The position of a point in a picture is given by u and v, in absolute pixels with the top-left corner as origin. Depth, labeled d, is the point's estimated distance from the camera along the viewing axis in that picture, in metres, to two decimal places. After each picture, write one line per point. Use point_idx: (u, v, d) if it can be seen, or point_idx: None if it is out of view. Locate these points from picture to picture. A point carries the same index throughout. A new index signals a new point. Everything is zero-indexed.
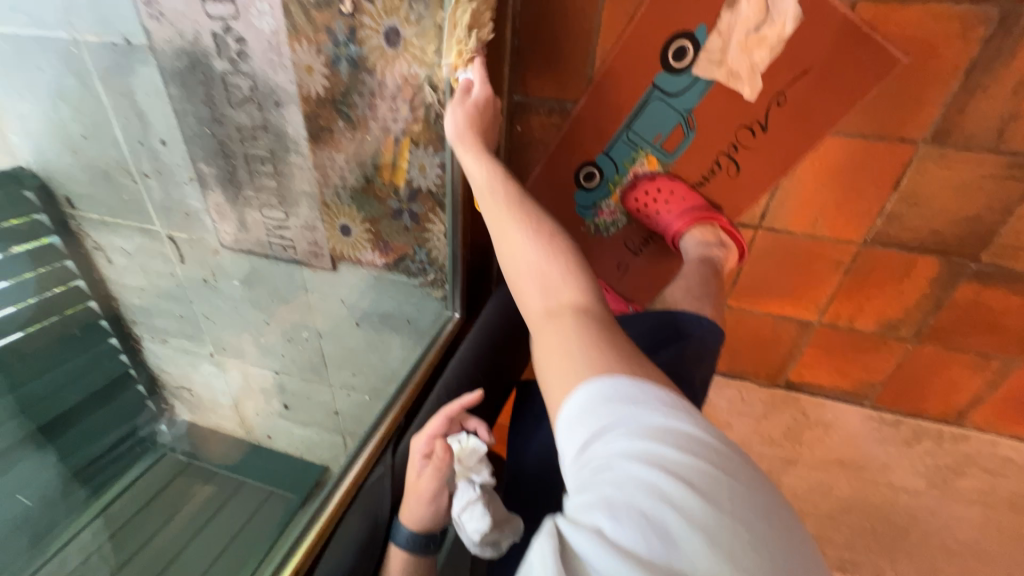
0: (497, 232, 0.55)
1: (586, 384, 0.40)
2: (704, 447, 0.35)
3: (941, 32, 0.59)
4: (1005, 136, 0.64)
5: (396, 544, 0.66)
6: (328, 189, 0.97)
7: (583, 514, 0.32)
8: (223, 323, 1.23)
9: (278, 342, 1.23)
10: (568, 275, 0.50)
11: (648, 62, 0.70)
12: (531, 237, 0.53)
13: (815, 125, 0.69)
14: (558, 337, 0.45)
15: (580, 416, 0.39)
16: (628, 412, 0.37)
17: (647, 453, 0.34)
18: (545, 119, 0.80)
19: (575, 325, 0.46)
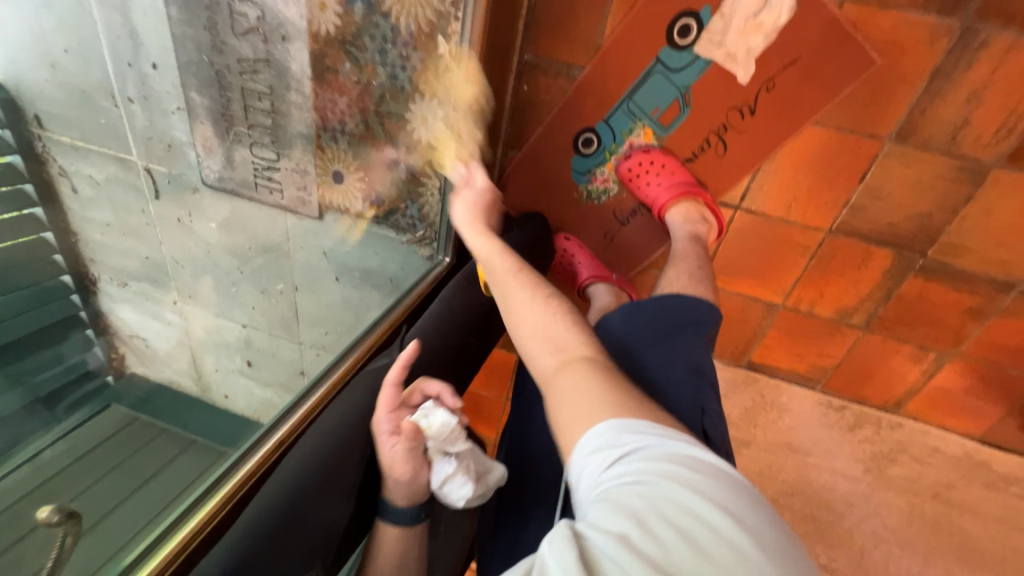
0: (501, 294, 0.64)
1: (599, 420, 0.44)
2: (722, 475, 0.38)
3: (913, 38, 0.67)
4: (957, 140, 0.72)
5: (383, 524, 0.59)
6: (325, 132, 0.91)
7: (604, 520, 0.35)
8: (193, 268, 1.16)
9: (249, 292, 1.18)
10: (567, 330, 0.55)
11: (653, 37, 0.76)
12: (537, 299, 0.60)
13: (798, 113, 0.75)
14: (570, 377, 0.50)
15: (595, 448, 0.42)
16: (643, 441, 0.41)
17: (663, 475, 0.37)
18: (551, 82, 0.84)
19: (578, 366, 0.51)
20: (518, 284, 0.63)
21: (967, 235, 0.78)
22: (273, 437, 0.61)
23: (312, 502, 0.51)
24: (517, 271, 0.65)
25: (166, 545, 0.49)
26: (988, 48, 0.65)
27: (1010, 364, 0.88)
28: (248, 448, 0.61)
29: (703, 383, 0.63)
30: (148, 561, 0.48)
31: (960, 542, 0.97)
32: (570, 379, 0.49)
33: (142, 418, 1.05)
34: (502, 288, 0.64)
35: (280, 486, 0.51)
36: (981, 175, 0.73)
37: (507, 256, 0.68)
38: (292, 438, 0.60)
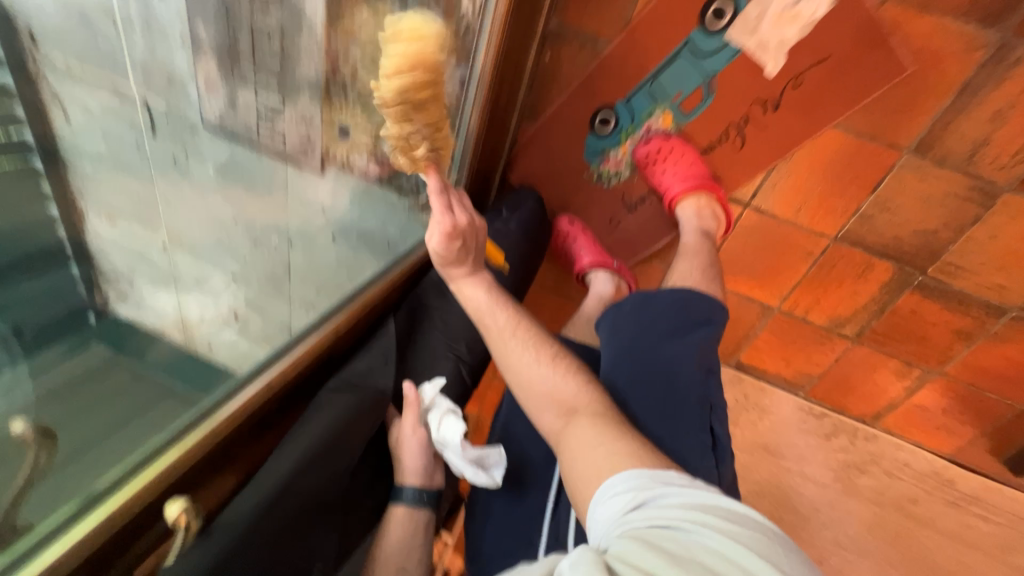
0: (499, 351, 0.59)
1: (621, 469, 0.44)
2: (750, 519, 0.37)
3: (947, 49, 0.66)
4: (975, 159, 0.71)
5: (397, 504, 0.65)
6: (335, 82, 0.88)
7: (635, 555, 0.35)
8: (185, 214, 1.11)
9: (243, 244, 1.13)
10: (578, 393, 0.54)
11: (686, 17, 0.73)
12: (541, 360, 0.56)
13: (820, 115, 0.74)
14: (579, 436, 0.49)
15: (620, 490, 0.42)
16: (670, 487, 0.41)
17: (694, 522, 0.37)
18: (575, 53, 0.81)
19: (586, 425, 0.50)
20: (517, 340, 0.58)
21: (969, 256, 0.78)
22: (266, 376, 0.58)
23: (303, 488, 0.53)
24: (515, 324, 0.59)
25: (144, 471, 0.47)
26: (1020, 67, 0.64)
27: (991, 389, 0.89)
28: (234, 386, 0.58)
29: (699, 374, 0.63)
30: (132, 482, 0.45)
31: (917, 556, 1.00)
32: (576, 441, 0.49)
33: (123, 360, 0.97)
34: (498, 346, 0.59)
35: (286, 463, 0.52)
36: (993, 197, 0.73)
37: (502, 305, 0.61)
38: (284, 377, 0.59)
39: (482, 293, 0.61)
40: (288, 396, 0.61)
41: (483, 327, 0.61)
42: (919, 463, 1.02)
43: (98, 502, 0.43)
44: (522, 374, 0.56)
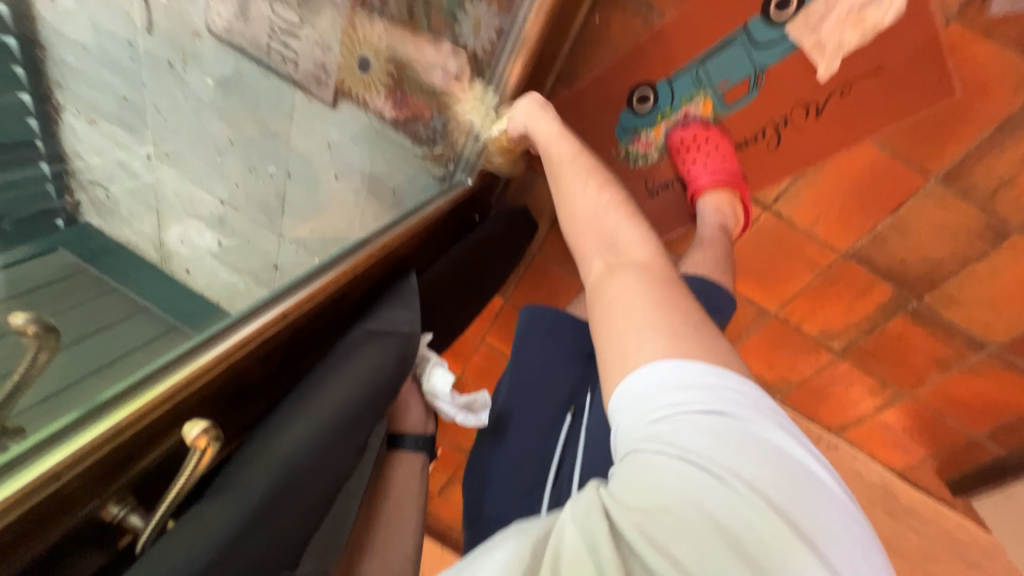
0: (556, 175, 0.62)
1: (660, 379, 0.41)
2: (753, 445, 0.38)
3: (999, 80, 0.65)
4: (996, 198, 0.72)
5: (398, 453, 0.62)
6: (361, 7, 0.82)
7: (631, 477, 0.38)
8: (175, 125, 1.01)
9: (235, 167, 1.03)
10: (621, 230, 0.55)
11: (748, 3, 0.70)
12: (596, 190, 0.59)
13: (856, 128, 0.74)
14: (618, 286, 0.50)
15: (642, 398, 0.41)
16: (679, 403, 0.40)
17: (696, 444, 0.38)
18: (626, 21, 0.77)
19: (627, 276, 0.50)
20: (577, 168, 0.61)
21: (965, 290, 0.81)
22: (279, 307, 0.54)
23: (331, 451, 0.47)
24: (580, 155, 0.62)
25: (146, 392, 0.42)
26: None
27: (951, 416, 0.95)
28: (232, 321, 0.53)
29: None
30: (139, 395, 0.41)
31: None
32: (618, 283, 0.50)
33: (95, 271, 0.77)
34: (557, 172, 0.63)
35: (323, 418, 0.48)
36: (1003, 236, 0.75)
37: (570, 137, 0.64)
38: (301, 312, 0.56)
39: (553, 126, 0.65)
40: (302, 328, 0.57)
41: (547, 156, 0.64)
42: (870, 475, 1.09)
43: (94, 417, 0.39)
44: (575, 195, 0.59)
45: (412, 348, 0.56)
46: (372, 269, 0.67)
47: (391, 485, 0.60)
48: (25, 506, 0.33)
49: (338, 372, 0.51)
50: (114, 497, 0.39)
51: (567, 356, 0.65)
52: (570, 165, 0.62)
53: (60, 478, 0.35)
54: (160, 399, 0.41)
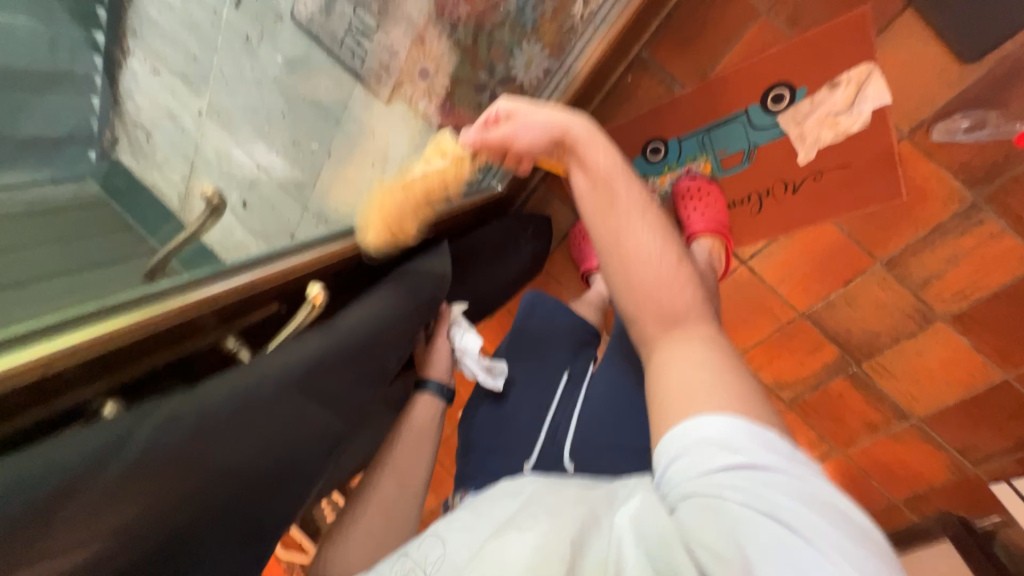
0: (612, 225, 0.57)
1: (716, 423, 0.40)
2: (837, 512, 0.36)
3: (937, 193, 0.81)
4: (926, 286, 0.87)
5: (421, 395, 0.70)
6: (433, 27, 0.96)
7: (706, 525, 0.35)
8: (235, 91, 1.11)
9: (282, 137, 1.12)
10: (690, 300, 0.53)
11: (750, 93, 0.87)
12: (660, 249, 0.56)
13: (825, 210, 0.88)
14: (685, 346, 0.49)
15: (702, 440, 0.40)
16: (758, 451, 0.38)
17: (781, 503, 0.35)
18: (652, 85, 0.94)
19: (696, 341, 0.49)
20: (648, 220, 0.57)
21: (896, 363, 0.94)
22: (356, 236, 0.66)
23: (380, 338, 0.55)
24: (642, 207, 0.58)
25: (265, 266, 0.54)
26: (979, 227, 0.80)
27: (877, 478, 1.06)
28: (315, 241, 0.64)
29: None
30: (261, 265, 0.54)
31: None
32: (682, 346, 0.49)
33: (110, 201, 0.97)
34: (615, 218, 0.57)
35: (376, 312, 0.56)
36: (929, 321, 0.89)
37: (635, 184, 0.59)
38: (374, 243, 0.66)
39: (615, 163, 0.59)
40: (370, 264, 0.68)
41: (600, 193, 0.58)
42: None
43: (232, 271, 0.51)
44: (634, 246, 0.55)
45: (445, 284, 0.67)
46: (423, 233, 0.77)
47: (411, 420, 0.68)
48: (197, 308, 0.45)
49: (392, 284, 0.62)
50: (234, 334, 0.50)
51: (558, 341, 0.76)
52: (621, 181, 0.59)
53: (222, 300, 0.47)
54: (270, 276, 0.52)
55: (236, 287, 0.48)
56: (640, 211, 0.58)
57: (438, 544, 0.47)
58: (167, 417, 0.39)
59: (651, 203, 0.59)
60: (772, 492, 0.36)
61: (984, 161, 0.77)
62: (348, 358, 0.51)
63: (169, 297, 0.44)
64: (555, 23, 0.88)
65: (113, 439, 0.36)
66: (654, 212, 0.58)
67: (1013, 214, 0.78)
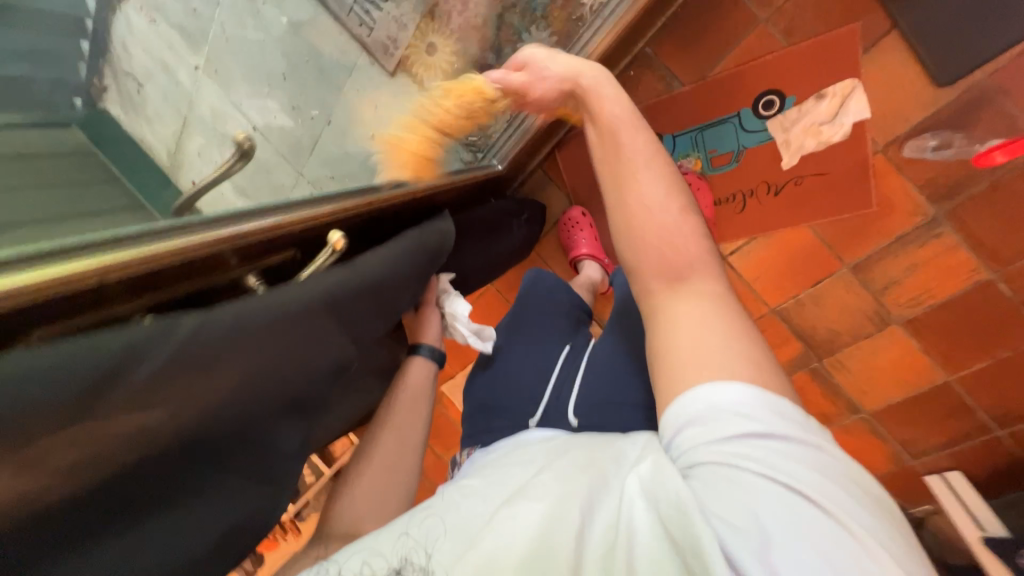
0: (620, 167, 0.53)
1: (733, 390, 0.38)
2: (847, 478, 0.36)
3: (904, 205, 0.88)
4: (886, 291, 0.94)
5: (413, 360, 0.71)
6: (443, 4, 0.98)
7: (722, 503, 0.34)
8: (234, 48, 1.09)
9: (281, 101, 1.10)
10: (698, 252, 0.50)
11: (742, 97, 0.92)
12: (667, 192, 0.52)
13: (802, 213, 0.94)
14: (694, 300, 0.46)
15: (718, 410, 0.38)
16: (776, 422, 0.37)
17: (797, 474, 0.35)
18: (653, 80, 0.98)
19: (703, 295, 0.46)
20: (652, 168, 0.52)
21: (853, 360, 1.02)
22: (367, 196, 0.68)
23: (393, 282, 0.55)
24: (650, 156, 0.53)
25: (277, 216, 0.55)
26: (937, 239, 0.88)
27: None
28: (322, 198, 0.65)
29: None
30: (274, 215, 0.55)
31: None
32: (693, 301, 0.46)
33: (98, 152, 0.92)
34: (622, 160, 0.53)
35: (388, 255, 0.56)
36: (885, 323, 0.97)
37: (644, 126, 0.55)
38: (380, 204, 0.68)
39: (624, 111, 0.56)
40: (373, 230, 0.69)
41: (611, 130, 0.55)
42: None
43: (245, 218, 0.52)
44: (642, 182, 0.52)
45: (449, 237, 0.68)
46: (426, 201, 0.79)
47: (407, 383, 0.69)
48: (215, 245, 0.45)
49: (397, 236, 0.61)
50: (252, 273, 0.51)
51: (545, 315, 0.79)
52: (629, 130, 0.54)
53: (246, 239, 0.49)
54: (287, 222, 0.53)
55: (255, 228, 0.50)
56: (658, 175, 0.52)
57: (438, 520, 0.46)
58: (200, 319, 0.36)
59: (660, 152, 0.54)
60: (786, 463, 0.35)
61: (949, 177, 0.84)
62: (346, 300, 0.48)
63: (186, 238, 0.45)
64: (564, 11, 0.90)
65: (151, 331, 0.33)
66: (666, 165, 0.53)
67: (967, 230, 0.85)
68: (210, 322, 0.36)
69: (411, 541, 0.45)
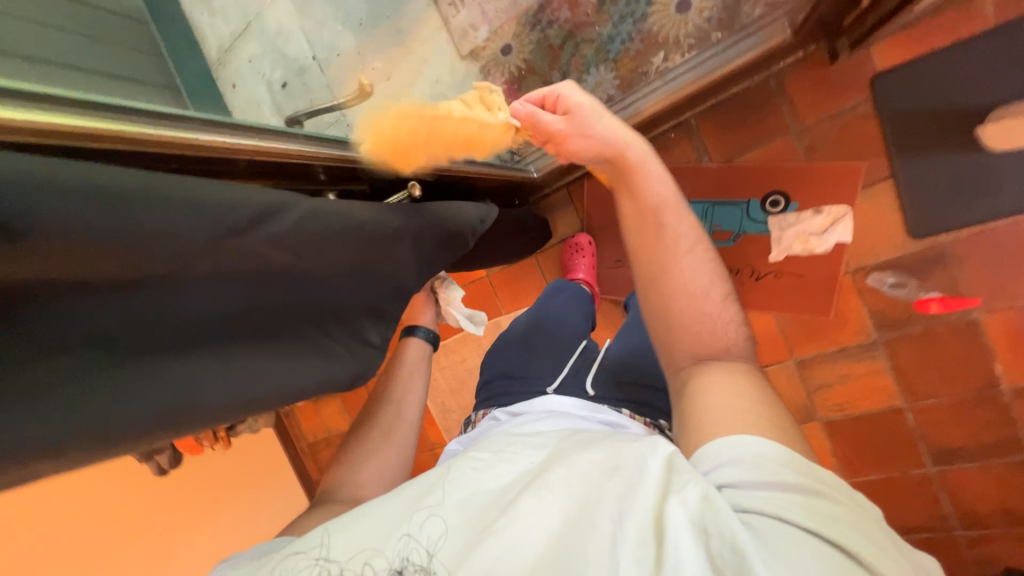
0: (650, 254, 0.55)
1: (766, 437, 0.38)
2: (895, 541, 0.33)
3: (854, 324, 1.02)
4: (819, 391, 1.07)
5: (411, 339, 0.80)
6: (534, 15, 1.02)
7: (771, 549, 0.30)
8: None
9: (346, 38, 1.09)
10: (728, 324, 0.51)
11: (754, 189, 1.04)
12: (700, 268, 0.54)
13: (772, 303, 1.07)
14: (726, 374, 0.46)
15: (747, 458, 0.36)
16: (812, 472, 0.35)
17: (848, 527, 0.32)
18: (687, 148, 1.09)
19: (733, 369, 0.46)
20: (691, 253, 0.54)
21: None
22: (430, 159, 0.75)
23: (446, 238, 0.59)
24: (690, 241, 0.55)
25: (355, 150, 0.62)
26: (871, 360, 1.02)
27: None
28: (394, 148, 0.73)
29: None
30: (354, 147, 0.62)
31: None
32: (724, 374, 0.46)
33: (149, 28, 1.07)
34: (661, 247, 0.55)
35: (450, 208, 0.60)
36: (809, 419, 1.09)
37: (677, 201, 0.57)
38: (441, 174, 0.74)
39: (666, 186, 0.57)
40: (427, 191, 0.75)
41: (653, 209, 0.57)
42: None
43: (329, 141, 0.59)
44: (673, 267, 0.54)
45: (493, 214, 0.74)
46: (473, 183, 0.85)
47: (402, 359, 0.79)
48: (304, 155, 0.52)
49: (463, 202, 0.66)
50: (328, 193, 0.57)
51: (535, 313, 0.88)
52: (672, 212, 0.56)
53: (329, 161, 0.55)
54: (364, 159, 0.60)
55: (343, 155, 0.56)
56: (690, 242, 0.55)
57: (438, 518, 0.42)
58: (315, 206, 0.41)
59: (696, 230, 0.57)
60: (821, 514, 0.32)
61: (894, 312, 0.98)
62: (410, 234, 0.53)
63: (281, 140, 0.51)
64: (630, 62, 0.99)
65: (274, 201, 0.37)
66: (707, 250, 0.55)
67: (896, 359, 1.00)
68: (312, 211, 0.41)
69: (411, 541, 0.42)
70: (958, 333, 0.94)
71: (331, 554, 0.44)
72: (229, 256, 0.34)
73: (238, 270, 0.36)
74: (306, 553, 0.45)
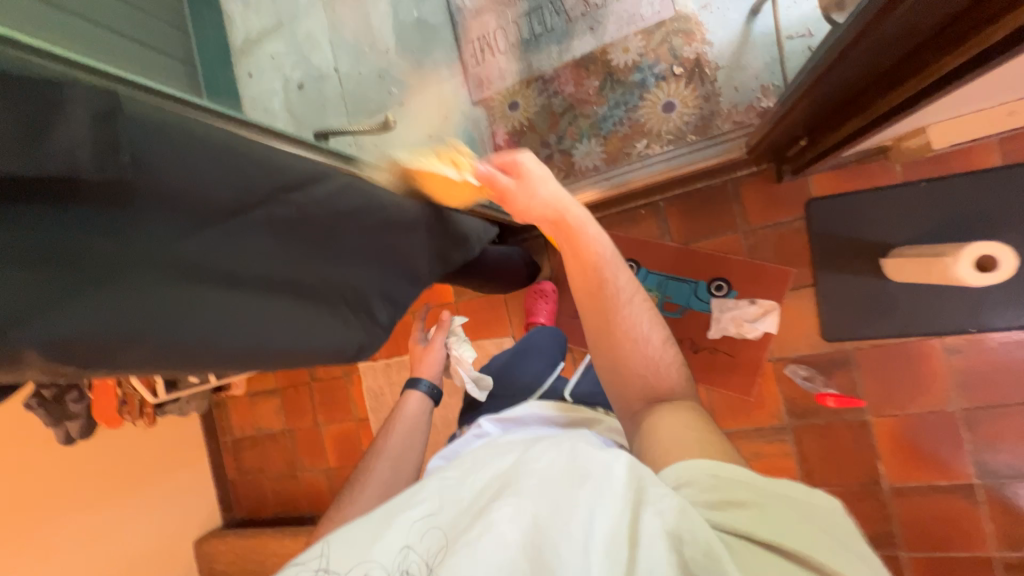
0: (602, 315, 0.62)
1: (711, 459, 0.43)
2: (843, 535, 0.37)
3: (770, 407, 1.14)
4: None
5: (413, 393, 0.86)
6: (542, 83, 1.17)
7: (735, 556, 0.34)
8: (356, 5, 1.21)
9: (370, 63, 1.18)
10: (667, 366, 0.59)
11: (702, 273, 1.18)
12: (639, 319, 0.61)
13: (704, 375, 1.17)
14: (669, 417, 0.52)
15: (699, 474, 0.42)
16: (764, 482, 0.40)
17: (801, 532, 0.36)
18: (651, 225, 1.22)
19: (678, 411, 0.53)
20: (633, 304, 0.62)
21: None
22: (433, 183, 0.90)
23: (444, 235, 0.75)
24: (629, 288, 0.63)
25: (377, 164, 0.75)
26: (780, 443, 1.13)
27: None
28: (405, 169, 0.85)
29: None
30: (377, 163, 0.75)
31: None
32: (669, 419, 0.52)
33: None
34: (607, 303, 0.62)
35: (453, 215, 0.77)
36: None
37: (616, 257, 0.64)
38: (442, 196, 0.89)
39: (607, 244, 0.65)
40: None
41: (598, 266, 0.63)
42: None
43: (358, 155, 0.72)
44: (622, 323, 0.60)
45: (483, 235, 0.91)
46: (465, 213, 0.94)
47: (403, 414, 0.83)
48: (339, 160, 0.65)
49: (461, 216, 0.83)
50: None
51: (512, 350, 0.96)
52: (614, 267, 0.63)
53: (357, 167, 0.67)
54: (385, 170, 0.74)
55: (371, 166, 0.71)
56: (632, 292, 0.63)
57: (438, 529, 0.41)
58: (344, 184, 0.54)
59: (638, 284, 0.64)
60: (771, 523, 0.37)
61: (804, 403, 1.11)
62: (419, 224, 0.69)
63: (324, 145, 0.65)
64: (617, 140, 1.15)
65: (313, 172, 0.50)
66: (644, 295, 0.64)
67: (801, 446, 1.12)
68: (342, 188, 0.54)
69: (410, 553, 0.41)
70: (852, 430, 1.08)
71: (331, 565, 0.42)
72: (278, 207, 0.46)
73: (274, 221, 0.46)
74: (306, 564, 0.43)
